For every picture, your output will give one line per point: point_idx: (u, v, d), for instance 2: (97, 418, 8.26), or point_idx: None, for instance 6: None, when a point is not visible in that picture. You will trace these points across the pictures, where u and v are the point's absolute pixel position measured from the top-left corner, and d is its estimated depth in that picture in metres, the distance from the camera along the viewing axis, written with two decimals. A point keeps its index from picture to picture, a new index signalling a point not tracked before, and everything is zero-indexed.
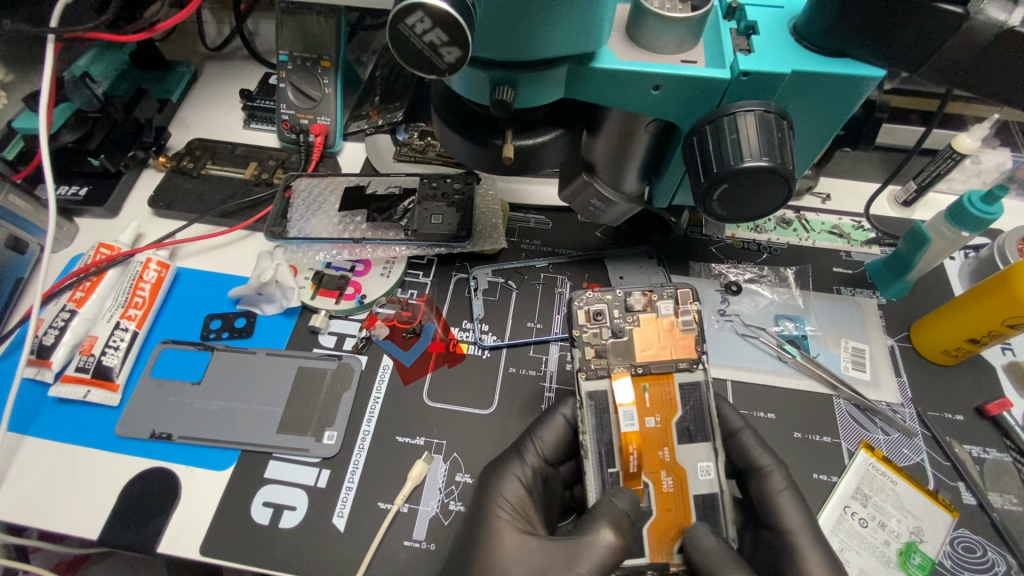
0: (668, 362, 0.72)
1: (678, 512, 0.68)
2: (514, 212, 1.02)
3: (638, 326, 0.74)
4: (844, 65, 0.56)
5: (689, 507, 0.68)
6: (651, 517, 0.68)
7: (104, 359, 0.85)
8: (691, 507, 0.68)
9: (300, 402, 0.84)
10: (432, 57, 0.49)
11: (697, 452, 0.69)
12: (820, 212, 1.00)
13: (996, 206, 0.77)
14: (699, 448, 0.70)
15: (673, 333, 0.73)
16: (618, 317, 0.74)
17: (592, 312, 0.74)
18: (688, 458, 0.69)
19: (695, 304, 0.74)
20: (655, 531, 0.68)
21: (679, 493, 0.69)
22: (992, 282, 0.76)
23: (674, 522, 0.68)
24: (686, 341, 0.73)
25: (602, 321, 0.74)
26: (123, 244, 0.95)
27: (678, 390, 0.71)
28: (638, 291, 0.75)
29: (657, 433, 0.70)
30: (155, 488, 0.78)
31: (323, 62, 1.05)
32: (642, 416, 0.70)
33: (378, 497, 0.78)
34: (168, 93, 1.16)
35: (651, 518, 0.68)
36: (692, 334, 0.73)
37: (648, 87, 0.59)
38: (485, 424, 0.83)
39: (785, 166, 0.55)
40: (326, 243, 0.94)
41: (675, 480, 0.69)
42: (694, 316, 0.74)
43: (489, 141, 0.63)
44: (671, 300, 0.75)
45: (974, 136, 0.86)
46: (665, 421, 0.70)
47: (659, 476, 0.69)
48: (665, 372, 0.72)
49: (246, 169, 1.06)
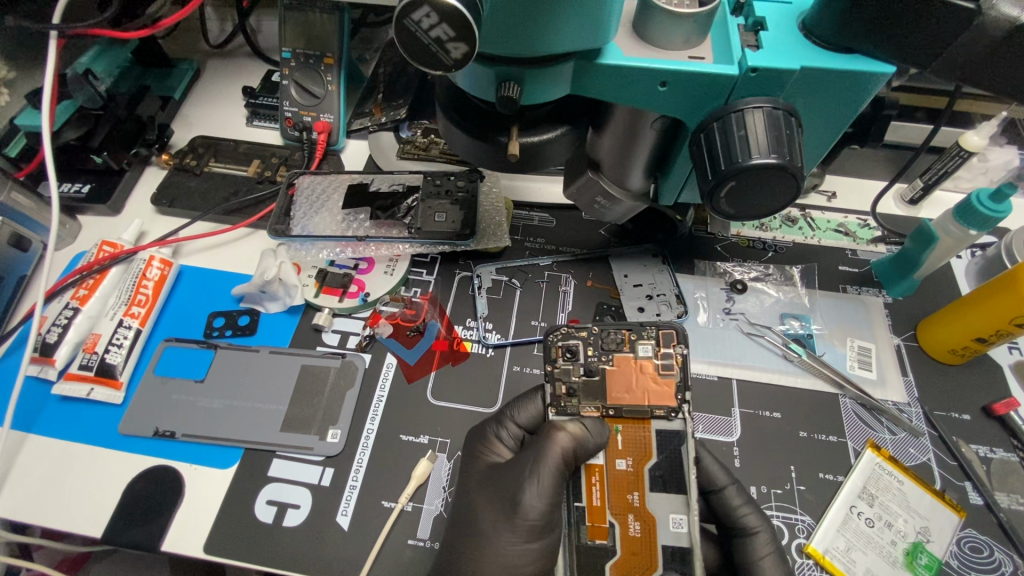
0: (642, 408, 0.71)
1: (642, 561, 0.66)
2: (519, 211, 1.01)
3: (610, 366, 0.73)
4: (853, 60, 0.56)
5: (655, 555, 0.66)
6: (612, 554, 0.67)
7: (107, 357, 0.84)
8: (658, 557, 0.65)
9: (304, 400, 0.84)
10: (438, 53, 0.48)
11: (670, 504, 0.67)
12: (825, 210, 0.99)
13: (1005, 204, 0.77)
14: (672, 498, 0.67)
15: (652, 378, 0.72)
16: (592, 356, 0.73)
17: (565, 351, 0.74)
18: (661, 508, 0.67)
19: (676, 347, 0.72)
20: (618, 569, 0.66)
21: (646, 539, 0.66)
22: (998, 281, 0.75)
23: (637, 565, 0.66)
24: (664, 387, 0.71)
25: (571, 364, 0.74)
26: (126, 242, 0.95)
27: (653, 436, 0.70)
28: (615, 330, 0.74)
29: (627, 476, 0.69)
30: (159, 486, 0.78)
31: (326, 59, 1.04)
32: (613, 457, 0.70)
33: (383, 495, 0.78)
34: (170, 91, 1.15)
35: (614, 556, 0.66)
36: (672, 380, 0.71)
37: (655, 83, 0.58)
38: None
39: (794, 163, 0.55)
40: (330, 241, 0.94)
41: (643, 525, 0.67)
42: (675, 360, 0.72)
43: (495, 138, 0.63)
44: (651, 342, 0.73)
45: (982, 134, 0.85)
46: (639, 465, 0.69)
47: (626, 519, 0.67)
48: (639, 417, 0.71)
49: (249, 167, 1.06)
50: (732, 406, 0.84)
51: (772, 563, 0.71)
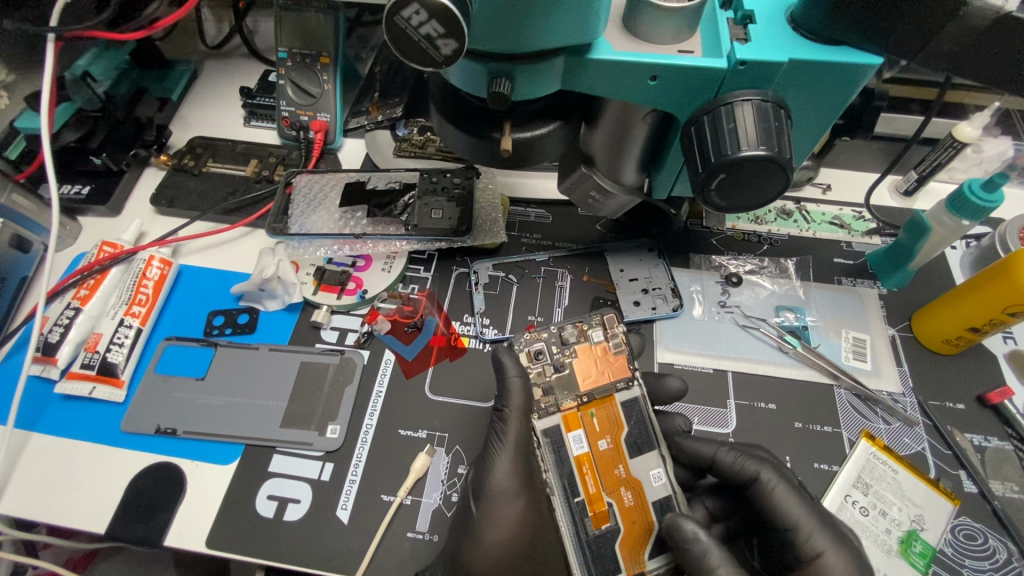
0: (607, 386, 0.74)
1: (642, 522, 0.69)
2: (515, 207, 1.02)
3: (574, 356, 0.76)
4: (841, 52, 0.56)
5: (651, 515, 0.69)
6: (618, 533, 0.68)
7: (109, 356, 0.85)
8: (653, 516, 0.69)
9: (303, 396, 0.85)
10: (428, 49, 0.49)
11: (650, 463, 0.71)
12: (820, 202, 1.00)
13: (997, 194, 0.77)
14: (648, 457, 0.71)
15: (608, 357, 0.75)
16: (557, 352, 0.76)
17: (531, 353, 0.76)
18: (642, 469, 0.70)
19: (621, 327, 0.77)
20: (626, 545, 0.68)
21: (640, 505, 0.69)
22: (992, 270, 0.76)
23: (640, 533, 0.68)
24: (619, 362, 0.75)
25: (542, 363, 0.76)
26: (126, 242, 0.96)
27: (622, 409, 0.73)
28: (569, 323, 0.77)
29: (610, 453, 0.71)
30: (161, 482, 0.79)
31: (322, 58, 1.05)
32: (593, 439, 0.71)
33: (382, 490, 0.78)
34: (168, 92, 1.16)
35: (620, 535, 0.68)
36: (623, 354, 0.76)
37: (645, 78, 0.59)
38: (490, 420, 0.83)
39: (783, 155, 0.55)
40: (328, 239, 0.95)
41: (634, 493, 0.69)
42: (622, 337, 0.77)
43: (488, 134, 0.63)
44: (600, 326, 0.78)
45: (975, 125, 0.85)
46: (616, 440, 0.71)
47: (619, 493, 0.69)
48: (606, 395, 0.73)
49: (247, 166, 1.07)
50: (727, 398, 0.84)
51: (786, 490, 0.70)
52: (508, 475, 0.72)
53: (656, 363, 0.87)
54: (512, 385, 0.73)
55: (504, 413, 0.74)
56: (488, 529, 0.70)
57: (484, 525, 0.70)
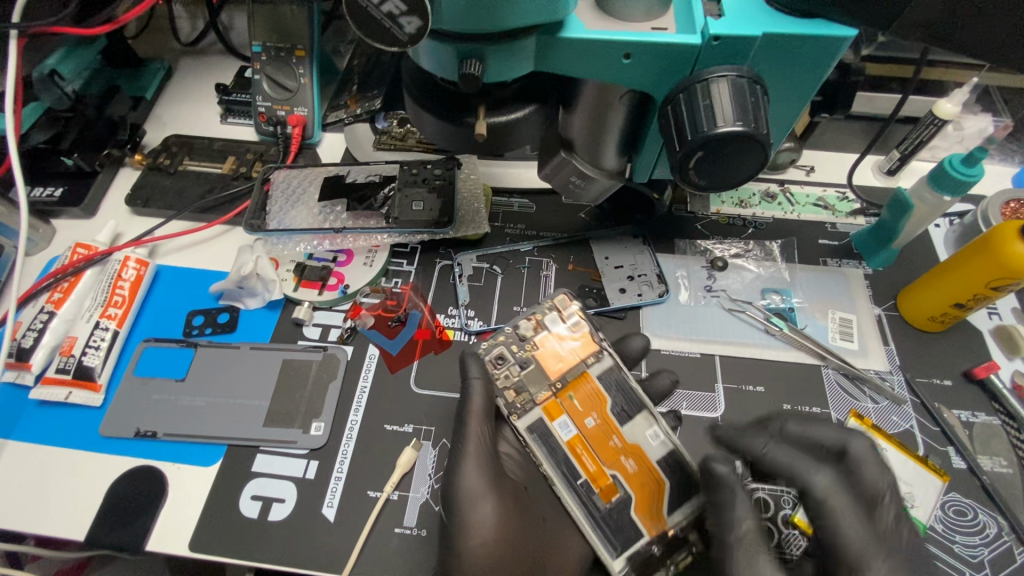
0: (577, 366, 0.74)
1: (654, 480, 0.69)
2: (498, 197, 1.01)
3: (535, 348, 0.76)
4: (816, 25, 0.55)
5: (659, 475, 0.69)
6: (632, 501, 0.69)
7: (85, 359, 0.83)
8: (661, 473, 0.69)
9: (286, 394, 0.83)
10: (392, 29, 0.48)
11: (643, 424, 0.71)
12: (804, 184, 0.99)
13: (976, 168, 0.77)
14: (639, 419, 0.72)
15: (570, 338, 0.76)
16: (518, 351, 0.76)
17: (493, 359, 0.76)
18: (636, 432, 0.71)
19: (573, 303, 0.77)
20: (642, 509, 0.68)
21: (644, 468, 0.70)
22: (976, 245, 0.76)
23: (653, 495, 0.69)
24: (582, 339, 0.76)
25: (508, 367, 0.76)
26: (100, 243, 0.94)
27: (598, 382, 0.73)
28: (522, 317, 0.77)
29: (599, 428, 0.71)
30: (142, 486, 0.78)
31: (297, 51, 1.03)
32: (579, 420, 0.72)
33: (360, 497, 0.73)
34: (142, 91, 1.14)
35: (633, 501, 0.68)
36: (584, 329, 0.76)
37: (619, 56, 0.58)
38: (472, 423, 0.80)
39: (759, 131, 0.54)
40: (307, 234, 0.93)
41: (635, 458, 0.70)
42: (578, 312, 0.77)
43: (462, 119, 0.62)
44: (553, 310, 0.78)
45: (955, 101, 0.86)
46: (602, 413, 0.72)
47: (620, 462, 0.70)
48: (578, 375, 0.74)
49: (223, 163, 1.05)
50: (715, 382, 0.84)
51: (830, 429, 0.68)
52: (477, 478, 0.71)
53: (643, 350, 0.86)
54: (474, 387, 0.74)
55: (464, 416, 0.74)
56: (469, 532, 0.68)
57: (462, 532, 0.68)
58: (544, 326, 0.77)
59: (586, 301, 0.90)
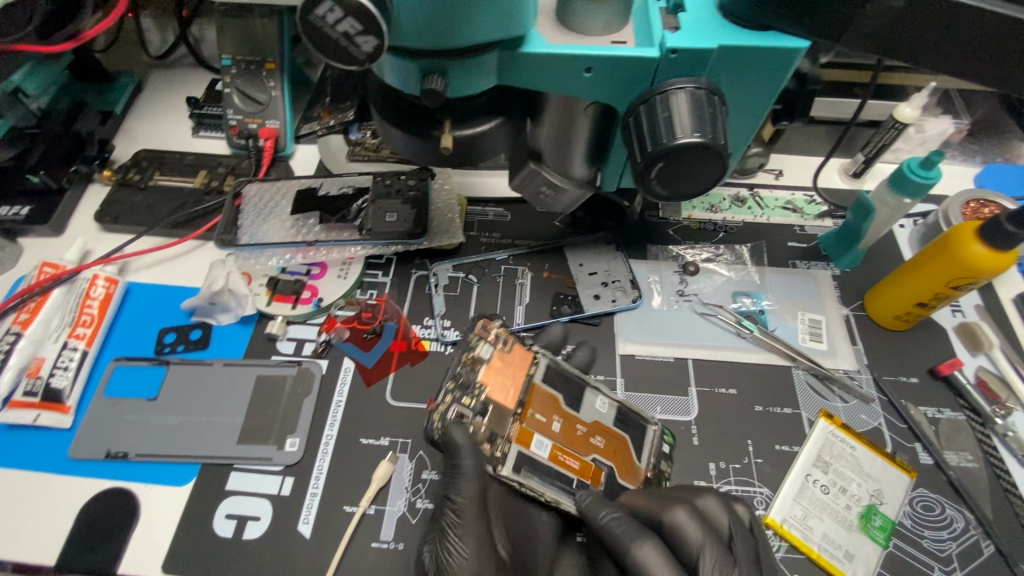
0: (524, 382, 0.74)
1: (617, 441, 0.76)
2: (473, 207, 1.01)
3: (484, 387, 0.72)
4: (770, 37, 0.57)
5: (618, 435, 0.76)
6: (614, 471, 0.74)
7: (53, 381, 0.82)
8: (619, 433, 0.76)
9: (261, 410, 0.82)
10: (349, 48, 0.48)
11: (591, 402, 0.76)
12: (773, 188, 1.01)
13: (934, 170, 0.79)
14: (588, 397, 0.76)
15: (507, 363, 0.74)
16: (472, 402, 0.72)
17: (454, 423, 0.71)
18: (589, 410, 0.76)
19: (495, 325, 0.75)
20: (622, 470, 0.75)
21: (608, 436, 0.75)
22: (935, 246, 0.78)
23: (623, 453, 0.76)
24: (518, 357, 0.75)
25: (472, 419, 0.71)
26: (68, 262, 0.92)
27: (545, 387, 0.74)
28: None
29: (565, 425, 0.73)
30: (113, 509, 0.76)
31: (268, 65, 1.03)
32: (548, 429, 0.72)
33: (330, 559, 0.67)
34: (111, 105, 1.12)
35: (615, 470, 0.74)
36: (515, 347, 0.75)
37: (580, 69, 0.59)
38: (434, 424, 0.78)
39: (718, 141, 0.55)
40: (280, 248, 0.92)
41: (600, 434, 0.75)
42: (502, 333, 0.75)
43: (428, 132, 0.63)
44: (481, 341, 0.74)
45: (914, 105, 0.88)
46: (560, 412, 0.74)
47: (593, 444, 0.74)
48: (530, 390, 0.73)
49: (194, 178, 1.04)
50: (688, 385, 0.85)
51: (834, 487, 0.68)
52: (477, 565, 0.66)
53: (617, 356, 0.87)
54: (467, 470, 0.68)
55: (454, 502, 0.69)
56: None
57: None
58: (488, 366, 0.73)
59: (561, 309, 0.90)
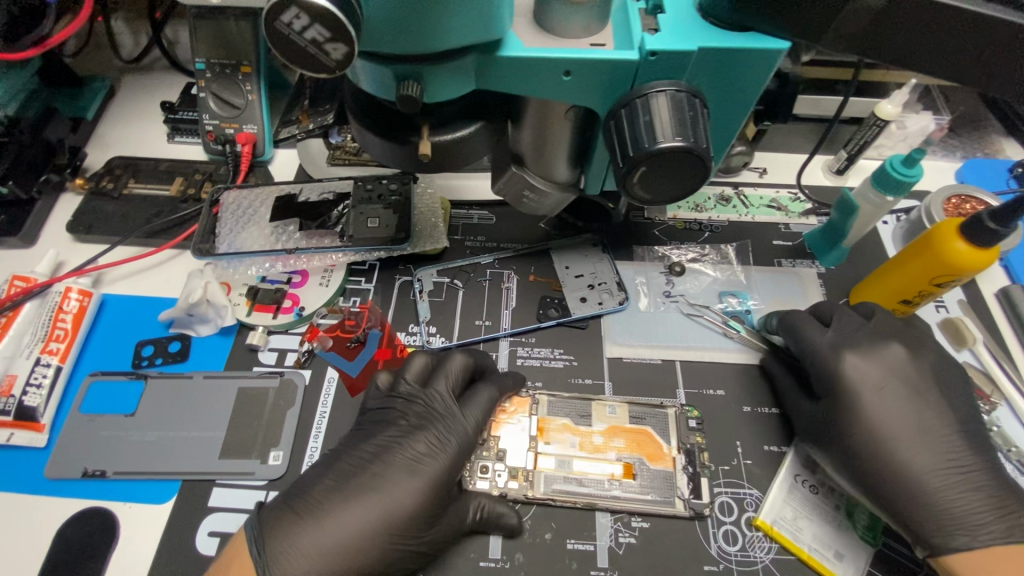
0: (531, 422, 0.80)
1: (640, 435, 0.79)
2: (456, 210, 1.00)
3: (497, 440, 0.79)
4: (750, 38, 0.56)
5: (635, 429, 0.80)
6: (643, 461, 0.78)
7: (26, 400, 0.79)
8: (636, 428, 0.80)
9: (243, 424, 0.81)
10: (318, 55, 0.47)
11: (600, 409, 0.81)
12: (757, 186, 1.01)
13: (916, 168, 0.79)
14: (596, 408, 0.81)
15: (510, 414, 0.81)
16: (490, 457, 0.78)
17: (478, 475, 0.77)
18: (601, 417, 0.81)
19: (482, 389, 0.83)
20: (650, 457, 0.78)
21: (627, 435, 0.79)
22: (918, 243, 0.78)
23: (648, 441, 0.79)
24: (520, 405, 0.81)
25: (492, 467, 0.78)
26: (39, 275, 0.90)
27: (550, 418, 0.80)
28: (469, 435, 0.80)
29: (582, 439, 0.79)
30: (92, 529, 0.74)
31: (243, 68, 1.00)
32: (567, 447, 0.78)
33: (355, 558, 0.64)
34: (82, 111, 1.09)
35: (644, 460, 0.78)
36: (515, 397, 0.82)
37: (559, 73, 0.57)
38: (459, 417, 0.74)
39: (699, 145, 0.55)
40: (258, 256, 0.90)
41: (617, 435, 0.79)
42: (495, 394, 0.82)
43: (406, 138, 0.61)
44: None
45: (894, 102, 0.89)
46: (573, 430, 0.80)
47: (614, 446, 0.78)
48: (538, 425, 0.80)
49: (171, 185, 1.01)
50: (677, 388, 0.84)
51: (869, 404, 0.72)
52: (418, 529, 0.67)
53: (605, 359, 0.86)
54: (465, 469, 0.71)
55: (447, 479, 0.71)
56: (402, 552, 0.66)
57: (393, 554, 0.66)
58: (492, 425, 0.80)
59: (548, 312, 0.90)
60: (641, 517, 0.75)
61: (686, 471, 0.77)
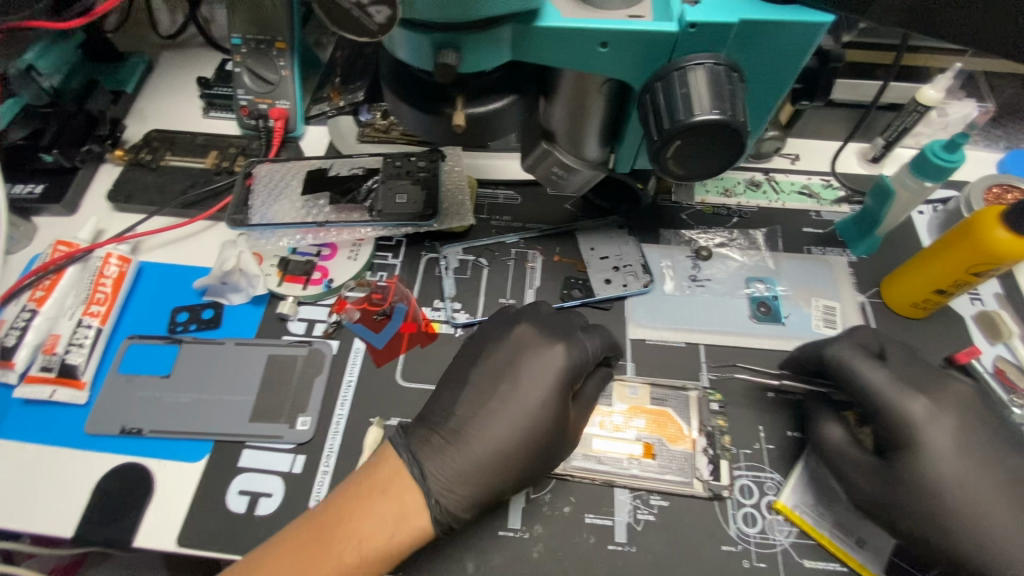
0: None
1: (661, 416, 0.80)
2: (483, 189, 1.00)
3: None
4: (794, 10, 0.55)
5: (656, 410, 0.80)
6: (664, 442, 0.78)
7: (68, 357, 0.83)
8: (657, 409, 0.80)
9: (271, 390, 0.83)
10: (362, 18, 0.49)
11: (620, 388, 0.82)
12: (788, 172, 0.99)
13: (958, 153, 0.76)
14: (618, 389, 0.82)
15: None
16: None
17: None
18: (622, 397, 0.81)
19: None
20: (669, 438, 0.78)
21: (646, 414, 0.80)
22: (956, 231, 0.76)
23: (668, 422, 0.79)
24: None
25: None
26: (82, 241, 0.93)
27: None
28: None
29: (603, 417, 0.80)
30: (128, 484, 0.77)
31: (278, 43, 1.01)
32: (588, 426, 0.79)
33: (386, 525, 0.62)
34: (122, 85, 1.12)
35: (664, 441, 0.78)
36: None
37: (596, 45, 0.57)
38: (490, 401, 0.72)
39: (737, 118, 0.54)
40: (290, 228, 0.92)
41: (637, 414, 0.80)
42: None
43: (440, 109, 0.62)
44: None
45: (937, 87, 0.85)
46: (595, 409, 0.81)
47: (635, 426, 0.79)
48: None
49: (206, 158, 1.04)
50: (700, 371, 0.84)
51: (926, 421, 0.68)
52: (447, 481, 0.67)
53: (628, 340, 0.87)
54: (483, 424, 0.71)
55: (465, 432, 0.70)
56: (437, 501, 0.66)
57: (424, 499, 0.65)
58: None
59: (572, 293, 0.90)
60: (660, 496, 0.75)
61: (706, 453, 0.77)
